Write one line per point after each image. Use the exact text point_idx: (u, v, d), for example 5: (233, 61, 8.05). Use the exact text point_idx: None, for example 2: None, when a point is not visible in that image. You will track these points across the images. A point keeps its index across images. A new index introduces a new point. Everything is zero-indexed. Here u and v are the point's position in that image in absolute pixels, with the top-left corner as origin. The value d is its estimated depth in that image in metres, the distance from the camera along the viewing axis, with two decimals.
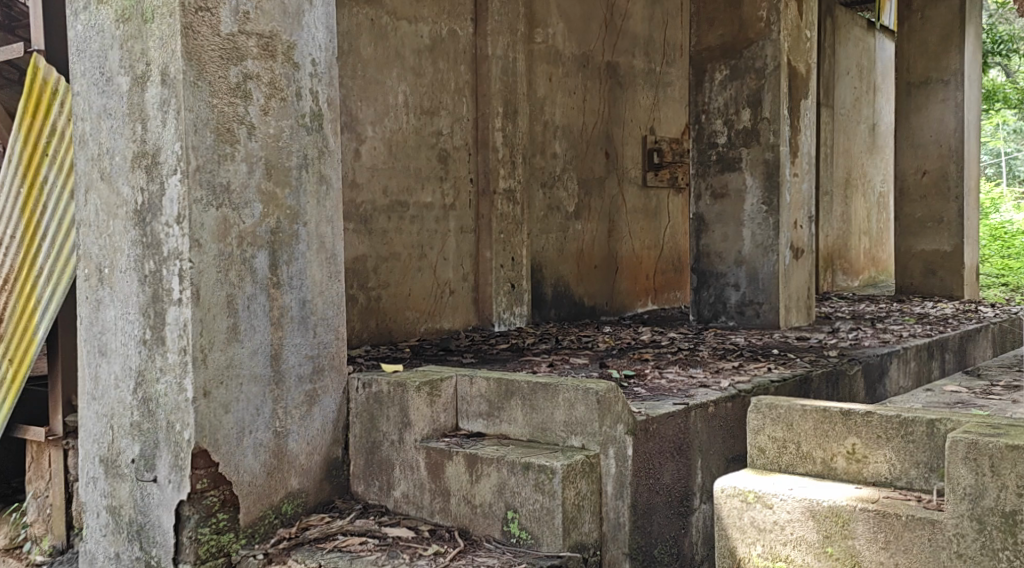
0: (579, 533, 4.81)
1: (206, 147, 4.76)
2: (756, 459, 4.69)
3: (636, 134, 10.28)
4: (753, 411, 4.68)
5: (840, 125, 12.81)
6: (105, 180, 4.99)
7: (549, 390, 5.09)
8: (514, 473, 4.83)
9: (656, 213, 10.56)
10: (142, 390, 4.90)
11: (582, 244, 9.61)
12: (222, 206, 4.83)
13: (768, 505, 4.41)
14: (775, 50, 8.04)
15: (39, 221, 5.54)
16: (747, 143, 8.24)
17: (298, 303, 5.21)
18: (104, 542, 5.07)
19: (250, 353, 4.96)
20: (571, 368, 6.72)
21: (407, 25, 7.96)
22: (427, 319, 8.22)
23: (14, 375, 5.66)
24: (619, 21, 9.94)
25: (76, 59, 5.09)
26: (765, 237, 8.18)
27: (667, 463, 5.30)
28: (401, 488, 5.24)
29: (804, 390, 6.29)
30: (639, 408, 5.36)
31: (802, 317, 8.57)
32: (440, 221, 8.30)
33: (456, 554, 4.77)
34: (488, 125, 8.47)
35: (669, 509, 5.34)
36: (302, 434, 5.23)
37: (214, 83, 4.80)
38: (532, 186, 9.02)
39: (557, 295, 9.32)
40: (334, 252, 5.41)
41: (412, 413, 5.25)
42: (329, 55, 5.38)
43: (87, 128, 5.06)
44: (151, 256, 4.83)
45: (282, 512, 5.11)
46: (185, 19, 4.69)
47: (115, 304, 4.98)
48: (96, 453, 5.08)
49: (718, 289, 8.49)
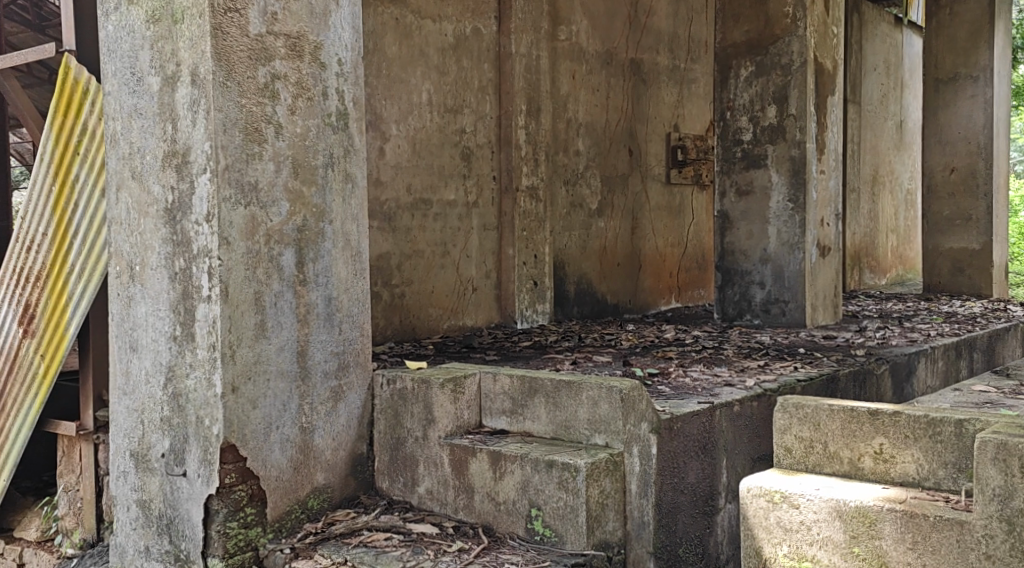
0: (603, 531, 4.82)
1: (235, 146, 4.79)
2: (783, 459, 4.67)
3: (660, 131, 10.26)
4: (779, 411, 4.67)
5: (866, 121, 12.73)
6: (136, 179, 5.03)
7: (573, 388, 5.10)
8: (538, 471, 4.84)
9: (680, 210, 10.54)
10: (172, 385, 4.94)
11: (605, 241, 9.60)
12: (250, 204, 4.87)
13: (794, 505, 4.40)
14: (801, 46, 8.01)
15: (70, 219, 5.57)
16: (773, 140, 8.21)
17: (324, 300, 5.24)
18: (134, 536, 5.12)
19: (277, 350, 5.00)
20: (594, 366, 6.71)
21: (432, 24, 7.98)
22: (451, 317, 8.24)
23: (45, 371, 5.71)
24: (644, 18, 9.93)
25: (107, 59, 5.13)
26: (791, 235, 8.15)
27: (692, 462, 5.28)
28: (425, 484, 5.26)
29: (831, 389, 6.27)
30: (663, 407, 5.34)
31: (828, 316, 8.52)
32: (463, 219, 8.31)
33: (480, 550, 4.79)
34: (511, 123, 8.48)
35: (694, 509, 5.33)
36: (328, 430, 5.27)
37: (243, 83, 4.83)
38: (555, 183, 9.02)
39: (580, 292, 9.32)
40: (359, 250, 5.44)
41: (437, 409, 5.27)
42: (355, 54, 5.40)
43: (117, 127, 5.10)
44: (181, 254, 4.87)
45: (308, 507, 5.16)
46: (215, 20, 4.72)
47: (146, 301, 5.02)
48: (127, 448, 5.13)
49: (742, 287, 8.47)
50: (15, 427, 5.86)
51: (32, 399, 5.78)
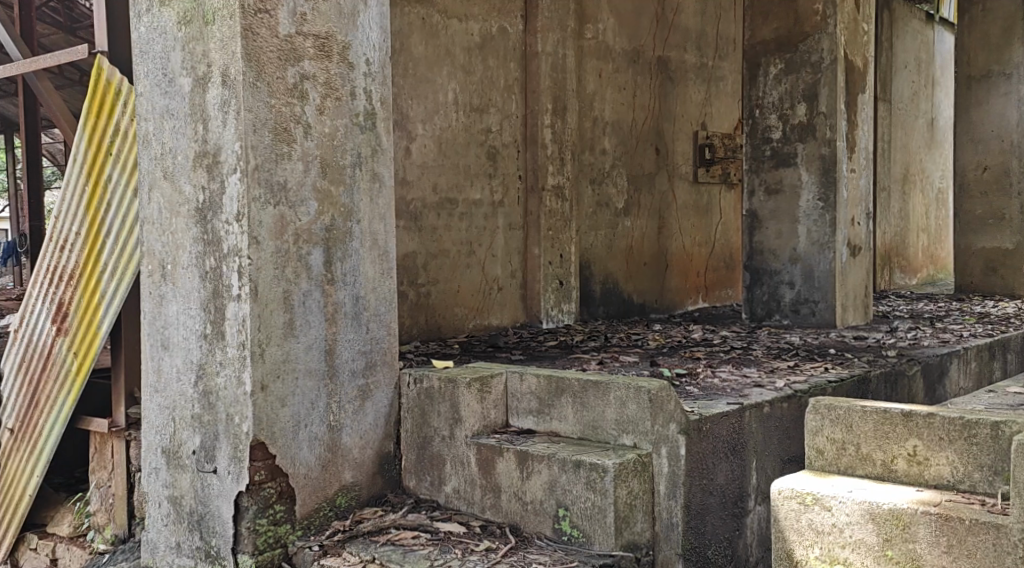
0: (632, 532, 4.79)
1: (265, 146, 4.80)
2: (814, 461, 4.63)
3: (687, 129, 10.20)
4: (811, 412, 4.63)
5: (897, 119, 12.61)
6: (168, 179, 5.04)
7: (601, 388, 5.08)
8: (566, 471, 4.82)
9: (708, 210, 10.48)
10: (203, 383, 4.95)
11: (631, 240, 9.56)
12: (279, 203, 4.88)
13: (826, 508, 4.35)
14: (832, 44, 7.94)
15: (102, 219, 5.59)
16: (803, 139, 8.14)
17: (351, 299, 5.24)
18: (165, 532, 5.13)
19: (305, 348, 5.01)
20: (621, 366, 6.67)
21: (458, 23, 7.97)
22: (476, 316, 8.23)
23: (78, 368, 5.75)
24: (671, 16, 9.88)
25: (140, 60, 5.15)
26: (821, 234, 8.08)
27: (722, 464, 5.20)
28: (452, 483, 5.26)
29: (862, 390, 6.21)
30: (692, 407, 5.29)
31: (859, 316, 8.45)
32: (489, 218, 8.30)
33: (507, 550, 4.77)
34: (538, 122, 8.46)
35: (724, 510, 5.24)
36: (356, 428, 5.27)
37: (273, 83, 4.84)
38: (581, 182, 8.99)
39: (606, 291, 9.29)
40: (386, 249, 5.43)
41: (464, 409, 5.26)
42: (383, 55, 5.40)
43: (150, 127, 5.11)
44: (211, 253, 4.88)
45: (336, 505, 5.17)
46: (245, 21, 4.73)
47: (178, 299, 5.04)
48: (159, 445, 5.15)
49: (771, 286, 8.40)
50: (48, 424, 5.90)
51: (66, 396, 5.83)
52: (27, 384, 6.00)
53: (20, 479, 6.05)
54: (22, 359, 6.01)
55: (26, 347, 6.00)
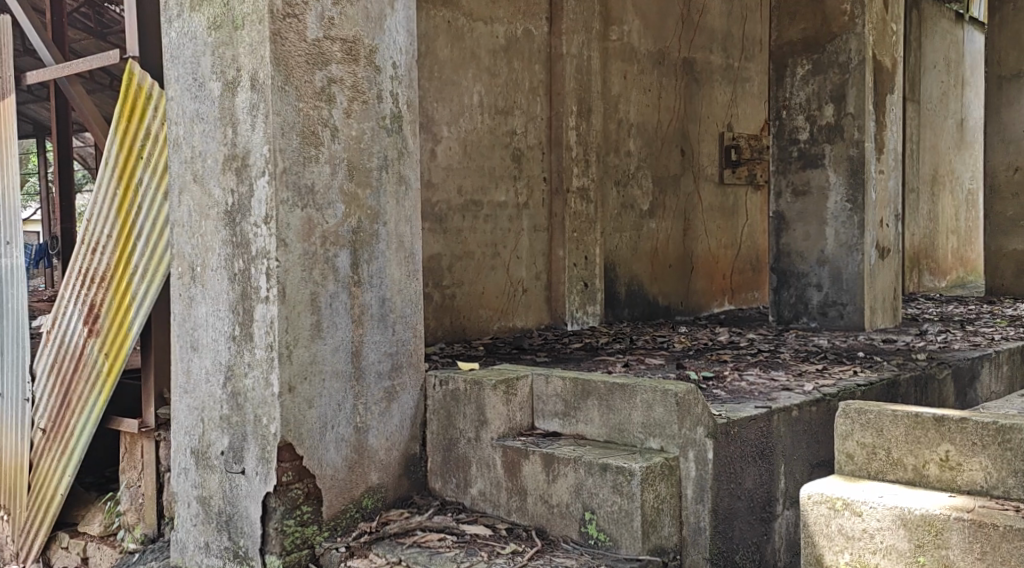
0: (659, 537, 4.75)
1: (292, 149, 4.82)
2: (844, 466, 4.60)
3: (713, 131, 10.15)
4: (841, 416, 4.60)
5: (926, 119, 12.50)
6: (198, 182, 5.06)
7: (627, 391, 5.05)
8: (592, 474, 4.80)
9: (734, 212, 10.42)
10: (232, 384, 4.97)
11: (657, 242, 9.53)
12: (306, 206, 4.89)
13: (857, 513, 4.31)
14: (860, 45, 7.89)
15: (133, 221, 5.62)
16: (831, 140, 8.09)
17: (378, 301, 5.25)
18: (194, 532, 5.15)
19: (332, 350, 5.02)
20: (647, 368, 6.66)
21: (483, 26, 7.96)
22: (501, 318, 8.22)
23: (109, 369, 5.78)
24: (697, 17, 9.84)
25: (170, 65, 5.17)
26: (849, 236, 8.03)
27: (750, 468, 5.16)
28: (478, 485, 5.25)
29: (891, 394, 6.16)
30: (720, 411, 5.25)
31: (888, 319, 8.38)
32: (514, 220, 8.29)
33: (534, 553, 4.76)
34: (563, 124, 8.45)
35: (751, 515, 5.19)
36: (382, 430, 5.27)
37: (301, 87, 4.85)
38: (606, 184, 8.97)
39: (632, 294, 9.26)
40: (412, 251, 5.43)
41: (490, 411, 5.25)
42: (409, 58, 5.40)
43: (180, 131, 5.13)
44: (240, 255, 4.90)
45: (363, 506, 5.17)
46: (274, 25, 4.75)
47: (207, 301, 5.06)
48: (188, 445, 5.17)
49: (799, 289, 8.34)
50: (79, 424, 5.95)
51: (97, 396, 5.86)
52: (60, 384, 6.05)
53: (52, 478, 6.11)
54: (56, 360, 6.06)
55: (58, 348, 6.05)
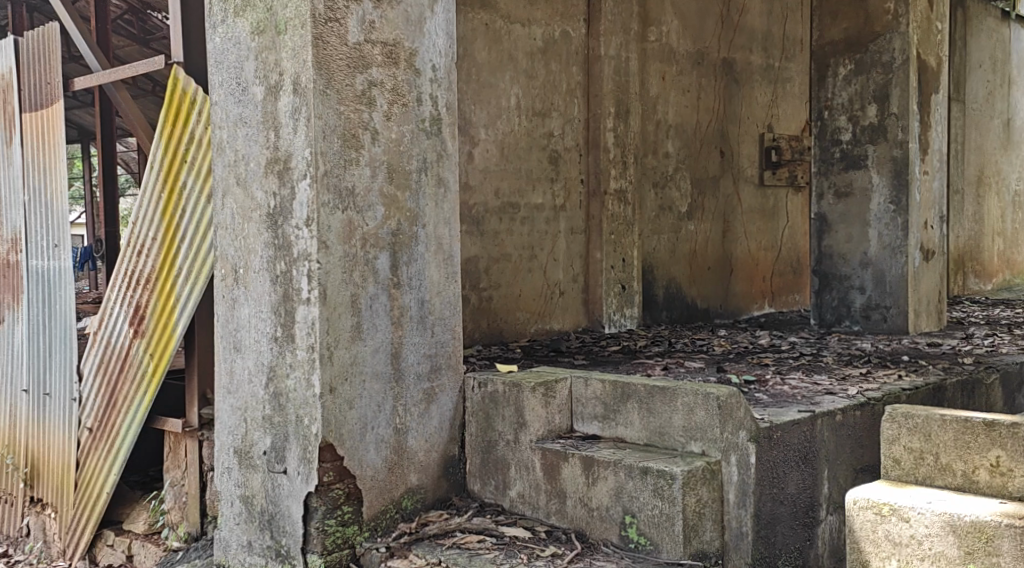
0: (700, 541, 4.69)
1: (333, 152, 4.83)
2: (890, 471, 4.54)
3: (753, 132, 10.06)
4: (887, 420, 4.55)
5: (971, 120, 12.33)
6: (241, 185, 5.08)
7: (668, 394, 5.00)
8: (632, 477, 4.77)
9: (774, 213, 10.33)
10: (274, 385, 4.98)
11: (695, 244, 9.46)
12: (347, 209, 4.90)
13: (904, 519, 4.24)
14: (903, 43, 7.79)
15: (177, 224, 5.67)
16: (874, 140, 7.99)
17: (417, 303, 5.25)
18: (237, 530, 5.17)
19: (372, 351, 5.02)
20: (686, 371, 6.61)
21: (521, 28, 7.95)
22: (538, 320, 8.20)
23: (154, 370, 5.84)
24: (737, 17, 9.76)
25: (214, 70, 5.20)
26: (893, 238, 7.93)
27: (793, 472, 5.10)
28: (517, 487, 5.23)
29: (937, 399, 6.07)
30: (762, 415, 5.18)
31: (933, 322, 8.26)
32: (551, 222, 8.26)
33: (574, 557, 4.74)
34: (601, 126, 8.41)
35: (795, 520, 5.12)
36: (421, 431, 5.28)
37: (342, 90, 4.86)
38: (644, 186, 8.92)
39: (670, 296, 9.20)
40: (451, 253, 5.43)
41: (529, 413, 5.23)
42: (449, 61, 5.39)
43: (224, 135, 5.16)
44: (282, 257, 4.91)
45: (402, 507, 5.17)
46: (316, 30, 4.76)
47: (249, 303, 5.08)
48: (231, 445, 5.19)
49: (841, 291, 8.24)
50: (125, 424, 6.01)
51: (142, 396, 5.92)
52: (106, 385, 6.11)
53: (98, 478, 6.18)
54: (102, 361, 6.13)
55: (104, 348, 6.11)
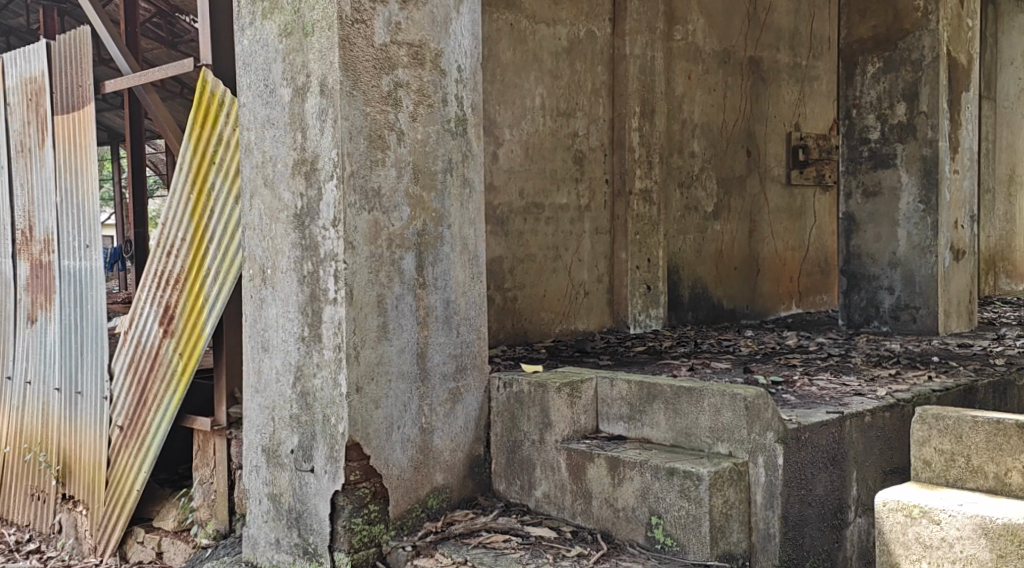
0: (728, 543, 4.66)
1: (360, 153, 4.83)
2: (921, 472, 4.49)
3: (781, 131, 10.00)
4: (918, 422, 4.51)
5: (1003, 118, 12.21)
6: (269, 186, 5.10)
7: (694, 394, 4.96)
8: (659, 478, 4.74)
9: (802, 212, 10.26)
10: (301, 384, 4.99)
11: (721, 244, 9.42)
12: (373, 209, 4.90)
13: (935, 521, 4.19)
14: (933, 41, 7.72)
15: (206, 225, 5.70)
16: (903, 139, 7.93)
17: (442, 303, 5.25)
18: (265, 528, 5.18)
19: (398, 351, 5.03)
20: (713, 372, 6.57)
21: (546, 28, 7.94)
22: (563, 320, 8.19)
23: (183, 369, 5.87)
24: (764, 15, 9.69)
25: (242, 72, 5.22)
26: (922, 238, 7.86)
27: (822, 474, 5.05)
28: (542, 488, 5.21)
29: (968, 400, 6.01)
30: (790, 416, 5.14)
31: (963, 323, 8.18)
32: (576, 222, 8.24)
33: (600, 557, 4.73)
34: (626, 126, 8.39)
35: (823, 522, 5.07)
36: (447, 431, 5.28)
37: (368, 91, 4.87)
38: (669, 186, 8.89)
39: (696, 297, 9.16)
40: (476, 254, 5.42)
41: (554, 413, 5.21)
42: (475, 61, 5.39)
43: (252, 136, 5.18)
44: (309, 258, 4.92)
45: (428, 506, 5.18)
46: (342, 31, 4.77)
47: (277, 303, 5.09)
48: (259, 443, 5.20)
49: (869, 292, 8.17)
50: (155, 422, 6.05)
51: (171, 396, 5.95)
52: (136, 383, 6.15)
53: (129, 475, 6.21)
54: (132, 361, 6.17)
55: (134, 348, 6.15)
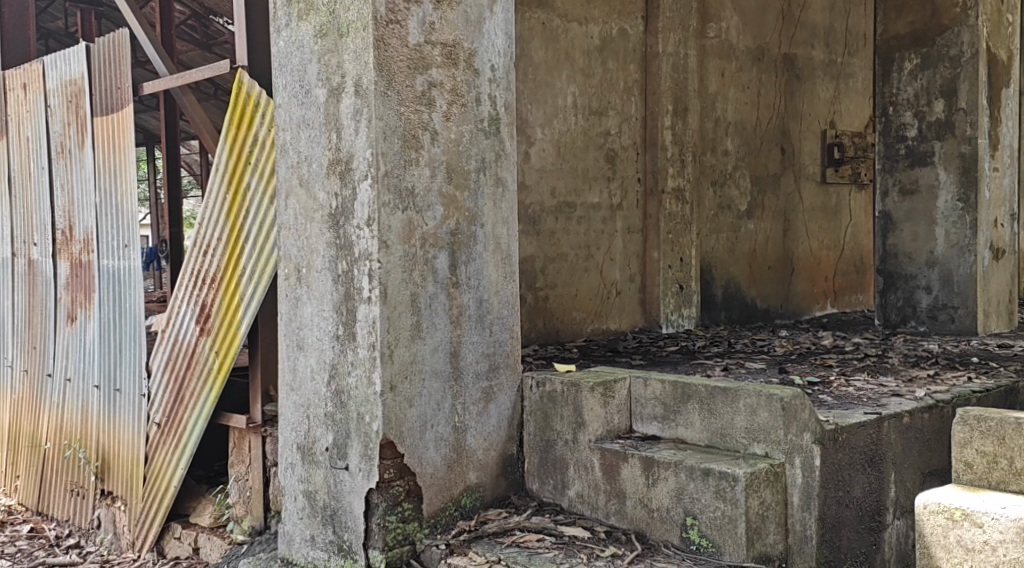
0: (764, 544, 4.62)
1: (394, 153, 4.84)
2: (962, 475, 4.44)
3: (815, 129, 9.91)
4: (959, 424, 4.46)
5: None
6: (304, 186, 5.11)
7: (730, 395, 4.91)
8: (694, 479, 4.70)
9: (837, 211, 10.17)
10: (335, 382, 5.00)
11: (755, 244, 9.35)
12: (407, 209, 4.91)
13: (977, 524, 4.14)
14: (972, 36, 7.62)
15: (241, 224, 5.73)
16: (941, 136, 7.83)
17: (476, 302, 5.24)
18: (300, 525, 5.19)
19: (432, 350, 5.03)
20: (748, 372, 6.52)
21: (578, 27, 7.92)
22: (595, 320, 8.15)
23: (219, 367, 5.90)
24: (798, 12, 9.61)
25: (279, 73, 5.23)
26: (961, 236, 7.76)
27: (859, 476, 5.00)
28: (576, 487, 5.19)
29: (1009, 400, 5.94)
30: (828, 417, 5.09)
31: (1002, 323, 8.08)
32: (608, 221, 8.21)
33: (634, 557, 4.71)
34: (658, 124, 8.35)
35: (860, 524, 5.02)
36: (480, 430, 5.27)
37: (402, 91, 4.87)
38: (702, 184, 8.83)
39: (729, 296, 9.10)
40: (509, 253, 5.41)
41: (587, 413, 5.19)
42: (508, 60, 5.38)
43: (287, 137, 5.19)
44: (344, 257, 4.93)
45: (462, 505, 5.18)
46: (377, 32, 4.77)
47: (312, 301, 5.10)
48: (294, 441, 5.21)
49: (906, 291, 8.07)
50: (192, 420, 6.08)
51: (207, 393, 5.99)
52: (174, 381, 6.20)
53: (166, 471, 6.26)
54: (170, 358, 6.22)
55: (172, 346, 6.20)
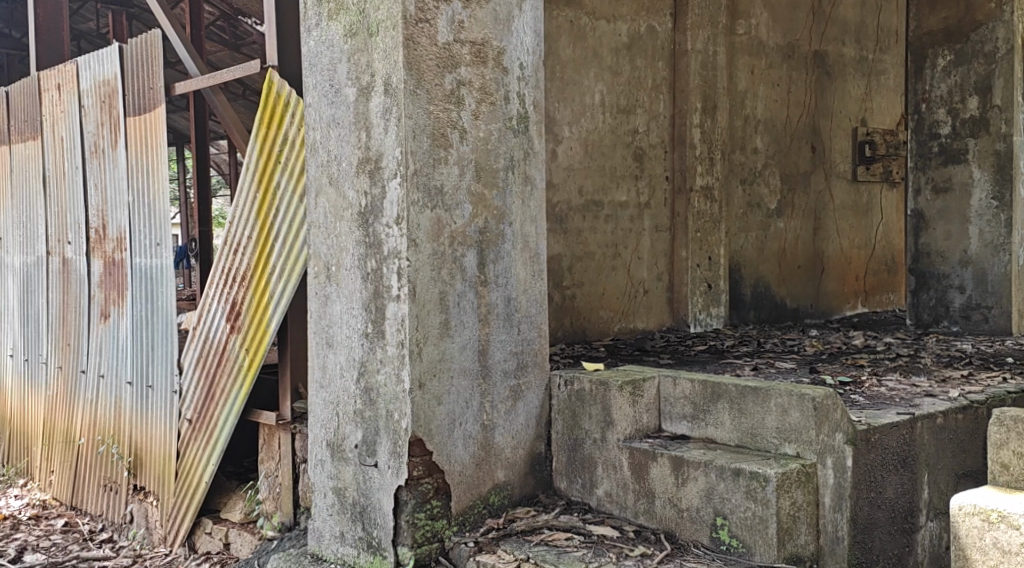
0: (795, 545, 4.57)
1: (423, 151, 4.84)
2: (999, 476, 4.38)
3: (846, 126, 9.83)
4: (996, 425, 4.41)
5: None
6: (334, 185, 5.11)
7: (761, 394, 4.87)
8: (724, 479, 4.67)
9: (868, 210, 10.07)
10: (365, 380, 5.01)
11: (785, 242, 9.29)
12: (436, 207, 4.90)
13: (1014, 526, 4.08)
14: (1007, 32, 7.53)
15: (271, 222, 5.75)
16: (974, 134, 7.75)
17: (504, 301, 5.23)
18: (330, 521, 5.20)
19: (460, 348, 5.02)
20: (778, 372, 6.47)
21: (606, 25, 7.89)
22: (623, 319, 8.12)
23: (250, 364, 5.93)
24: (829, 8, 9.52)
25: (308, 73, 5.24)
26: (995, 235, 7.67)
27: (891, 477, 4.95)
28: (604, 486, 5.17)
29: None
30: (860, 417, 5.05)
31: None
32: (636, 220, 8.18)
33: (663, 557, 4.68)
34: (687, 122, 8.29)
35: (892, 525, 4.97)
36: (508, 428, 5.26)
37: (432, 90, 4.86)
38: (731, 182, 8.79)
39: (758, 295, 9.05)
40: (538, 251, 5.39)
41: (616, 411, 5.16)
42: (537, 59, 5.37)
43: (317, 136, 5.20)
44: (373, 255, 4.94)
45: (490, 502, 5.17)
46: (407, 30, 4.77)
47: (341, 299, 5.11)
48: (324, 438, 5.22)
49: (939, 291, 7.99)
50: (222, 416, 6.10)
51: (238, 389, 6.01)
52: (205, 378, 6.23)
53: (198, 467, 6.29)
54: (200, 356, 6.26)
55: (203, 343, 6.24)
